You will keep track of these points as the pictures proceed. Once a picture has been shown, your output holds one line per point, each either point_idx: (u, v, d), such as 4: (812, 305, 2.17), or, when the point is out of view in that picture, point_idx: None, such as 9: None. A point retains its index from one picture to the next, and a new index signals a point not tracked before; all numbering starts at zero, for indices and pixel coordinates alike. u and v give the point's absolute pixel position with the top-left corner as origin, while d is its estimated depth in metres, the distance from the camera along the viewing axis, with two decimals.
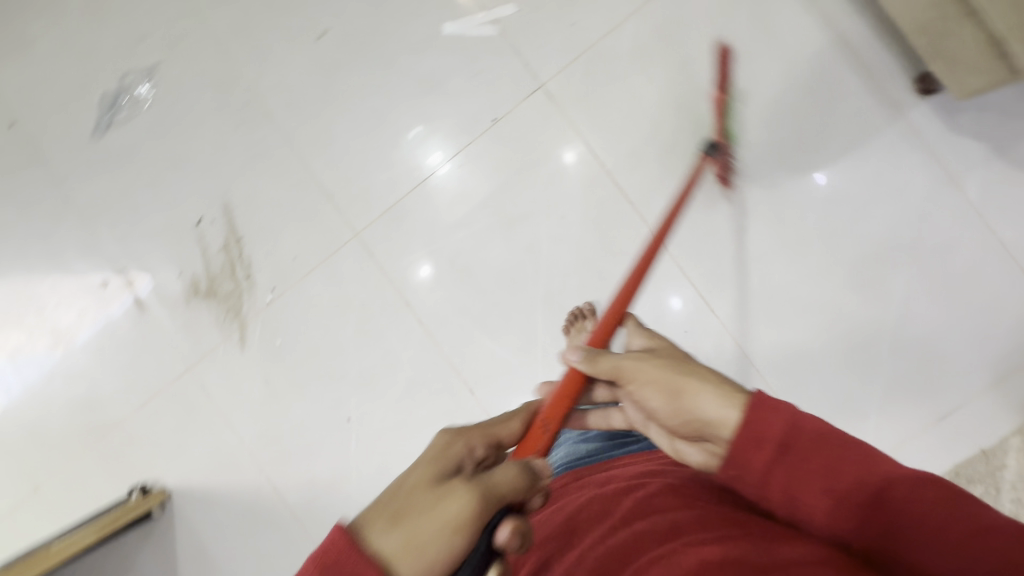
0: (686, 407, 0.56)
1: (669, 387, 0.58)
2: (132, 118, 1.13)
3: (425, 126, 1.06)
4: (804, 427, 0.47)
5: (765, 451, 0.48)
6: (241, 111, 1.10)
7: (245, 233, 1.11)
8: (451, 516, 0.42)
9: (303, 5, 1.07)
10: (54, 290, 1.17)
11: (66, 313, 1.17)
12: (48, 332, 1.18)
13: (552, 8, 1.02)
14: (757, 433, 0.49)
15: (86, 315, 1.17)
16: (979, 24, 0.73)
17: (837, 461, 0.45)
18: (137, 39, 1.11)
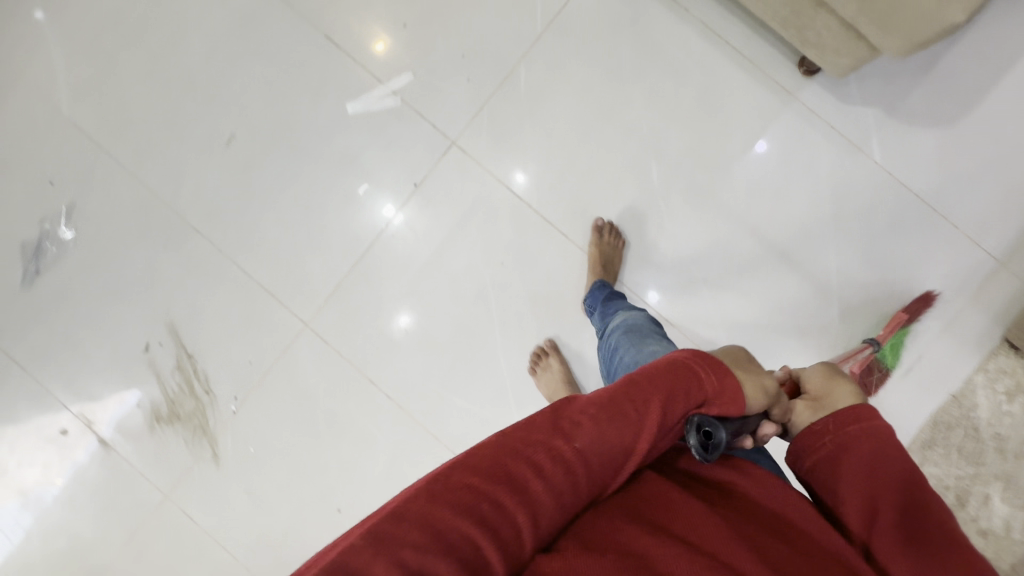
0: (828, 384, 0.64)
1: (820, 376, 0.65)
2: (59, 261, 1.12)
3: (369, 182, 1.06)
4: (889, 440, 0.56)
5: (863, 438, 0.56)
6: (167, 231, 1.10)
7: (196, 348, 1.10)
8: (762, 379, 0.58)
9: (205, 116, 1.08)
10: (14, 450, 1.14)
11: (31, 470, 1.14)
12: (15, 494, 1.14)
13: (444, 68, 1.04)
14: (860, 420, 0.58)
15: (53, 469, 1.14)
16: (831, 12, 0.78)
17: (901, 472, 0.54)
18: (48, 184, 1.11)
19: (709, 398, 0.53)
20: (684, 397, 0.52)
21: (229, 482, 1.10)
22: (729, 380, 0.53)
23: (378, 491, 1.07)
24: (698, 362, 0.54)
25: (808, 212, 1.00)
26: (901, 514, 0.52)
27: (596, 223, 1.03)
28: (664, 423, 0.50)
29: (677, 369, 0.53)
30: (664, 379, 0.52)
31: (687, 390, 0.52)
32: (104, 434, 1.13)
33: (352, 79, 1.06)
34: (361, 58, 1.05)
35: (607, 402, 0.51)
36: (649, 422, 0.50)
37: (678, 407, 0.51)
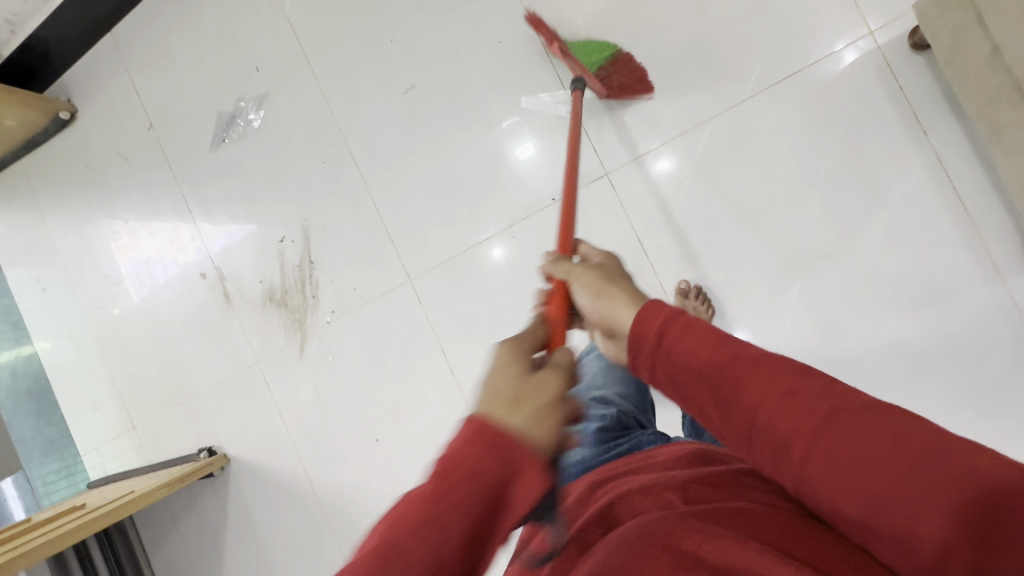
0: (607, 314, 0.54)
1: (596, 288, 0.56)
2: (240, 138, 1.28)
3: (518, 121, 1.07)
4: (695, 336, 0.44)
5: (697, 386, 0.43)
6: (328, 148, 1.20)
7: (316, 257, 1.24)
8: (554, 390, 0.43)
9: (395, 58, 1.13)
10: (157, 252, 1.40)
11: (162, 268, 1.40)
12: (155, 295, 1.42)
13: (629, 98, 1.00)
14: (664, 334, 0.46)
15: (175, 268, 1.39)
16: None
17: (751, 388, 0.40)
18: (253, 69, 1.24)
19: (510, 481, 0.39)
20: (472, 503, 0.38)
21: (304, 373, 1.28)
22: (512, 456, 0.39)
23: (412, 442, 1.19)
24: (472, 449, 0.39)
25: (948, 403, 0.87)
26: (798, 458, 0.38)
27: (679, 285, 0.97)
28: (449, 542, 0.37)
29: (446, 492, 0.38)
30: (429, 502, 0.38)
31: (473, 481, 0.38)
32: (227, 290, 1.33)
33: (538, 75, 1.05)
34: (555, 57, 1.04)
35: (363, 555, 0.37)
36: (426, 552, 0.36)
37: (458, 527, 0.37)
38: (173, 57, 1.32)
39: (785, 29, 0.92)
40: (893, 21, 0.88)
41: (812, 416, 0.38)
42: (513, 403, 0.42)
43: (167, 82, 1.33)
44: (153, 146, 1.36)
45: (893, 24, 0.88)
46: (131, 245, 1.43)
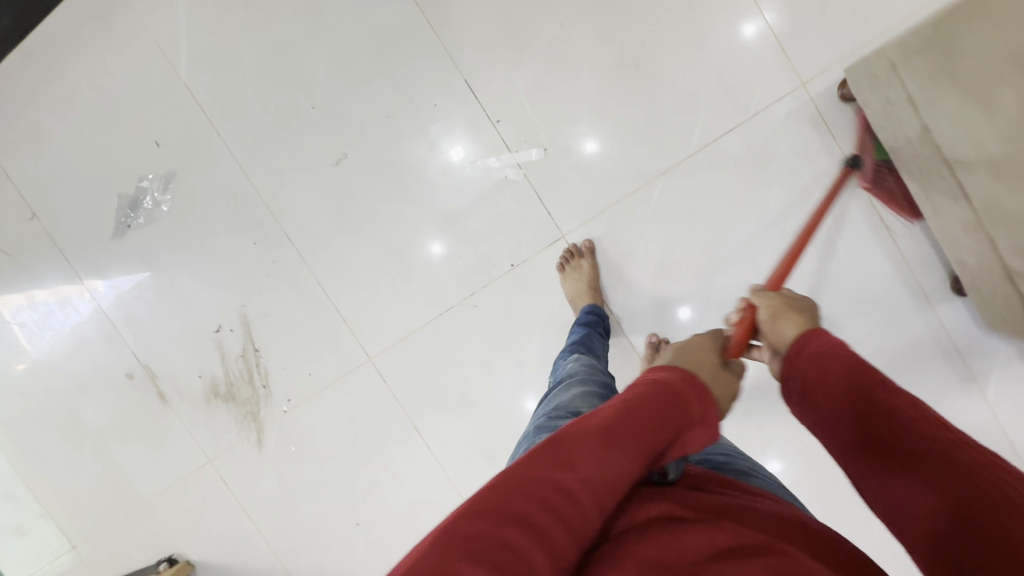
0: (778, 334, 0.62)
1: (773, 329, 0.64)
2: (149, 223, 1.13)
3: (462, 179, 1.01)
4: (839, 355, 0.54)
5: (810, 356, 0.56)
6: (257, 228, 1.09)
7: (262, 345, 1.14)
8: (731, 388, 0.56)
9: (320, 127, 1.03)
10: (63, 347, 1.23)
11: (70, 364, 1.23)
12: (71, 398, 1.25)
13: (578, 158, 0.98)
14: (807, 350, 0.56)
15: (89, 366, 1.22)
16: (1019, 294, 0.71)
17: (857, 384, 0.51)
18: (152, 145, 1.09)
19: (694, 425, 0.48)
20: (671, 419, 0.46)
21: (267, 468, 1.19)
22: (710, 403, 0.50)
23: (395, 521, 1.15)
24: (688, 388, 0.49)
25: None
26: (850, 419, 0.50)
27: (649, 339, 0.99)
28: (658, 441, 0.45)
29: (666, 398, 0.48)
30: (649, 402, 0.47)
31: (675, 414, 0.47)
32: (162, 389, 1.20)
33: (481, 139, 0.99)
34: (496, 118, 0.99)
35: (604, 425, 0.45)
36: (645, 448, 0.44)
37: (664, 435, 0.46)
38: (48, 135, 1.13)
39: (722, 83, 0.93)
40: (820, 73, 0.91)
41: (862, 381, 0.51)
42: (715, 371, 0.56)
43: (46, 165, 1.15)
44: (39, 237, 1.18)
45: (821, 76, 0.91)
46: (28, 345, 1.24)
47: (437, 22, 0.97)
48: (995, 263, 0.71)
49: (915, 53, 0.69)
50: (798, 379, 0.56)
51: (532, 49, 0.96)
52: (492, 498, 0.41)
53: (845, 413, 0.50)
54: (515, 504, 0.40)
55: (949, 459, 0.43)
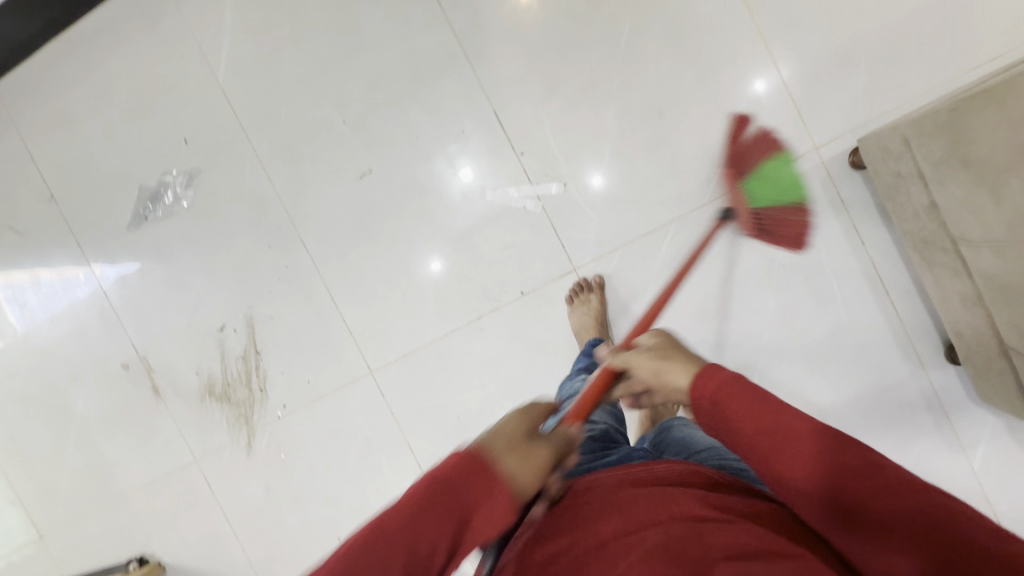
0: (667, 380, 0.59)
1: (652, 372, 0.61)
2: (166, 217, 1.14)
3: (481, 205, 1.04)
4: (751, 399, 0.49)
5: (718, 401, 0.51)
6: (274, 232, 1.11)
7: (264, 348, 1.14)
8: (549, 449, 0.53)
9: (349, 142, 1.06)
10: (60, 331, 1.22)
11: (66, 349, 1.22)
12: (62, 383, 1.23)
13: (596, 197, 1.01)
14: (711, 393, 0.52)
15: (84, 352, 1.21)
16: (1012, 370, 0.74)
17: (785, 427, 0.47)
18: (180, 142, 1.11)
19: (474, 513, 0.46)
20: (441, 517, 0.45)
21: (253, 473, 1.17)
22: (490, 488, 0.47)
23: None
24: (455, 476, 0.47)
25: None
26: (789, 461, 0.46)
27: None
28: (429, 546, 0.44)
29: (426, 505, 0.45)
30: (410, 512, 0.45)
31: (446, 512, 0.45)
32: (156, 383, 1.19)
33: (504, 168, 1.03)
34: (520, 150, 1.02)
35: (361, 540, 0.44)
36: (417, 555, 0.43)
37: (429, 535, 0.44)
38: (77, 122, 1.15)
39: (742, 139, 0.97)
40: (834, 139, 0.94)
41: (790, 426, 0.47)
42: (511, 447, 0.51)
43: (71, 151, 1.16)
44: (54, 220, 1.18)
45: (835, 142, 0.94)
46: (25, 325, 1.23)
47: (473, 55, 1.01)
48: (991, 337, 0.75)
49: (928, 134, 0.73)
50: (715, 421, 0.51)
51: (562, 89, 1.00)
52: None
53: (780, 456, 0.47)
54: None
55: (913, 519, 0.41)
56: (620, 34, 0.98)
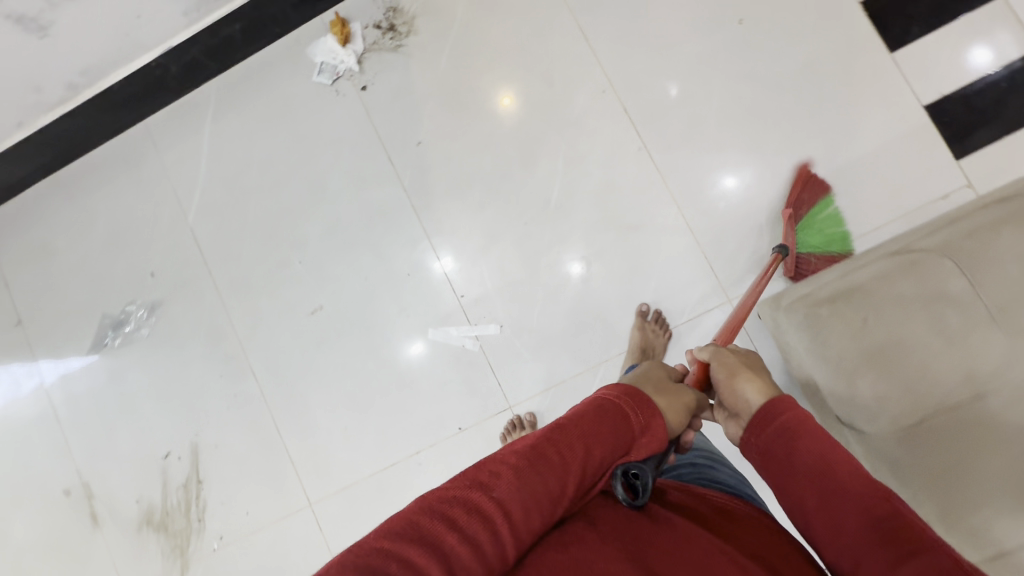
0: (734, 392, 0.65)
1: (730, 371, 0.67)
2: (125, 344, 1.19)
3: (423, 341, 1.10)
4: (805, 431, 0.53)
5: (768, 430, 0.55)
6: (226, 361, 1.15)
7: (206, 476, 1.15)
8: (681, 401, 0.65)
9: (303, 281, 1.14)
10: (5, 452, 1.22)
11: (7, 470, 1.22)
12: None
13: (531, 338, 1.07)
14: (768, 423, 0.56)
15: (26, 473, 1.21)
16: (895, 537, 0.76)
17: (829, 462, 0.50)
18: (147, 275, 1.19)
19: (636, 437, 0.56)
20: (607, 438, 0.54)
21: None
22: (656, 419, 0.58)
23: None
24: (623, 401, 0.57)
25: None
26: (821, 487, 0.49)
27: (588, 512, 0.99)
28: (586, 467, 0.52)
29: (605, 412, 0.55)
30: (589, 422, 0.54)
31: (611, 430, 0.54)
32: (96, 509, 1.18)
33: (444, 310, 1.09)
34: (461, 293, 1.09)
35: (527, 450, 0.52)
36: (570, 463, 0.51)
37: (600, 451, 0.53)
38: (52, 253, 1.23)
39: (664, 288, 1.05)
40: (744, 292, 1.02)
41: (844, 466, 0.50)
42: (658, 390, 0.65)
43: (43, 279, 1.23)
44: (17, 343, 1.23)
45: (744, 294, 1.02)
46: None
47: (420, 207, 1.11)
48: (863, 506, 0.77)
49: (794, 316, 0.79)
50: (758, 439, 0.56)
51: (500, 239, 1.09)
52: (401, 525, 0.45)
53: (806, 477, 0.51)
54: (427, 530, 0.45)
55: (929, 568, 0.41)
56: (552, 192, 1.08)
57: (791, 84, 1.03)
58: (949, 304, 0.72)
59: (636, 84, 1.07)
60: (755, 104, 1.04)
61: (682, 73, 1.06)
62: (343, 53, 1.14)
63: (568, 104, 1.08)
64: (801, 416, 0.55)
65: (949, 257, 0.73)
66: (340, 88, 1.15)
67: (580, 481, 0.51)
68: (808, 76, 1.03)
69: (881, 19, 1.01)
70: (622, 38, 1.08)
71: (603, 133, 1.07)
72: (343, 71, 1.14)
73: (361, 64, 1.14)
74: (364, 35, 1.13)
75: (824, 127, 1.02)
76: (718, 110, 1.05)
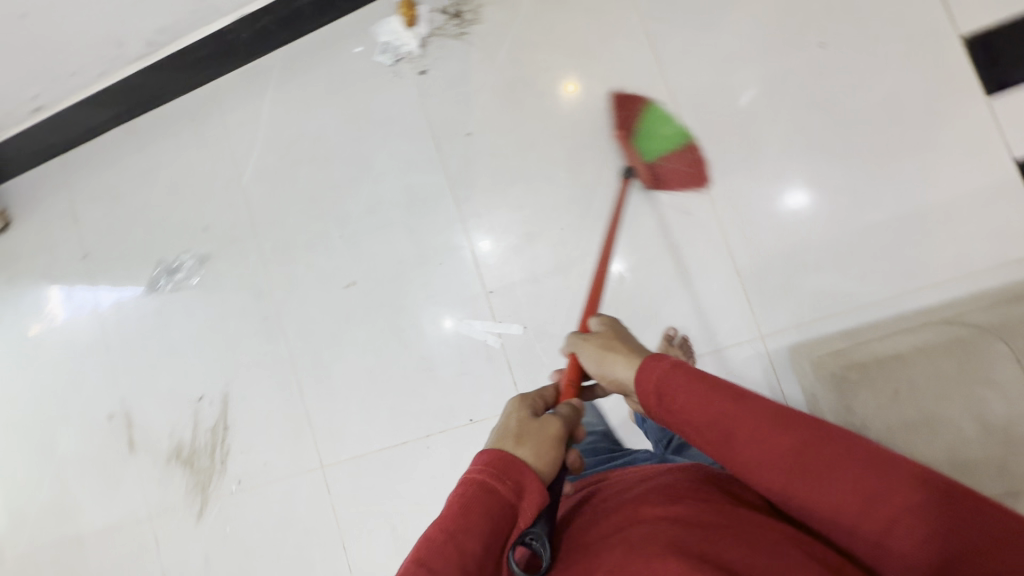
0: (609, 373, 0.67)
1: (598, 360, 0.69)
2: (174, 291, 1.27)
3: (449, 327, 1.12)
4: (672, 385, 0.55)
5: (652, 399, 0.57)
6: (262, 321, 1.21)
7: (232, 424, 1.22)
8: (549, 431, 0.57)
9: (341, 255, 1.18)
10: (63, 372, 1.34)
11: (63, 388, 1.34)
12: (53, 420, 1.34)
13: (552, 343, 1.07)
14: (651, 394, 0.57)
15: (79, 394, 1.33)
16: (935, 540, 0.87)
17: (715, 410, 0.52)
18: (200, 229, 1.26)
19: (513, 507, 0.50)
20: (483, 524, 0.48)
21: (197, 541, 1.23)
22: (525, 477, 0.52)
23: None
24: (485, 479, 0.51)
25: None
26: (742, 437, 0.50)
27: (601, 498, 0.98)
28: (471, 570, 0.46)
29: (471, 498, 0.50)
30: (457, 518, 0.48)
31: (483, 514, 0.49)
32: (133, 437, 1.28)
33: (471, 303, 1.11)
34: (489, 289, 1.10)
35: None
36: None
37: (476, 544, 0.47)
38: (120, 196, 1.32)
39: (695, 314, 1.02)
40: (780, 333, 0.97)
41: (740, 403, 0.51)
42: (513, 436, 0.56)
43: (110, 219, 1.33)
44: (82, 275, 1.34)
45: (779, 335, 0.97)
46: (37, 361, 1.37)
47: (461, 198, 1.12)
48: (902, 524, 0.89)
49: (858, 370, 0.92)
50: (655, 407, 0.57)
51: (536, 241, 1.09)
52: None
53: (712, 427, 0.52)
54: None
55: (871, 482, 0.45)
56: (594, 200, 1.06)
57: (866, 118, 0.97)
58: (988, 374, 0.88)
59: (698, 100, 1.03)
60: (822, 136, 0.98)
61: (749, 94, 1.01)
62: (406, 36, 1.14)
63: (623, 112, 1.06)
64: (664, 371, 0.56)
65: (1000, 339, 0.88)
66: (399, 70, 1.16)
67: None
68: (886, 112, 0.96)
69: (980, 59, 0.93)
70: (689, 50, 1.04)
71: (655, 145, 1.04)
72: (404, 54, 1.15)
73: (423, 49, 1.14)
74: (429, 19, 1.14)
75: (894, 170, 0.95)
76: (781, 136, 0.99)
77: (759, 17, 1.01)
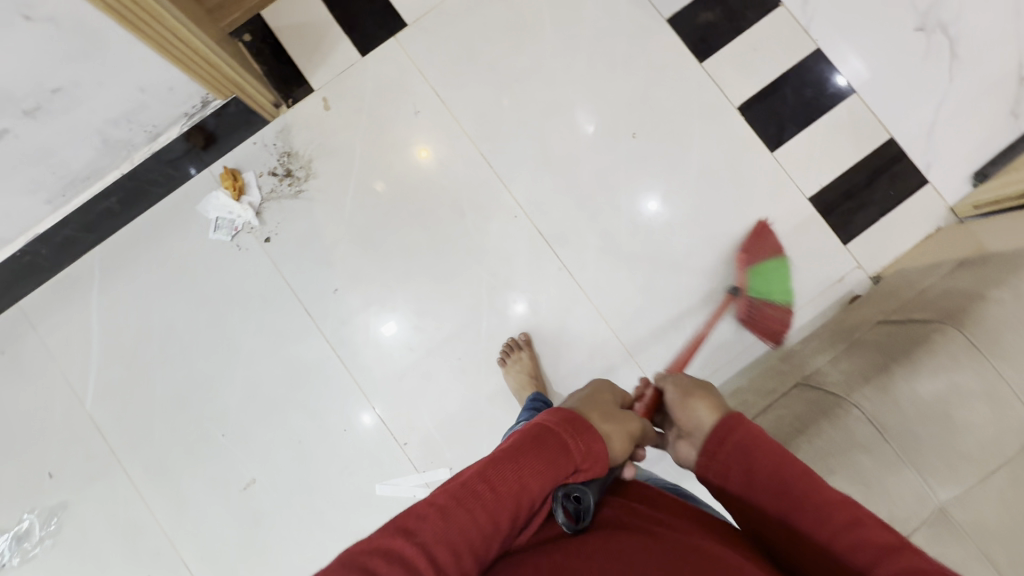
0: (689, 407, 0.66)
1: (685, 391, 0.69)
2: (26, 563, 1.04)
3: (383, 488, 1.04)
4: (758, 448, 0.57)
5: (726, 446, 0.59)
6: (154, 559, 1.04)
7: None
8: (627, 432, 0.61)
9: (230, 457, 1.06)
10: None
11: None
12: None
13: None
14: (724, 442, 0.59)
15: None
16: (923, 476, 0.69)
17: (780, 472, 0.55)
18: (44, 480, 1.06)
19: (576, 468, 0.52)
20: (546, 468, 0.50)
21: None
22: (596, 448, 0.53)
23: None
24: (562, 430, 0.53)
25: None
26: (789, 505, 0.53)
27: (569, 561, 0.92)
28: (517, 495, 0.49)
29: (540, 440, 0.51)
30: (524, 442, 0.51)
31: (547, 459, 0.51)
32: None
33: (390, 462, 1.05)
34: (404, 441, 1.05)
35: (458, 489, 0.49)
36: (502, 492, 0.49)
37: (532, 479, 0.49)
38: None
39: None
40: None
41: (804, 475, 0.54)
42: (600, 414, 0.60)
43: None
44: None
45: None
46: None
47: (347, 357, 1.07)
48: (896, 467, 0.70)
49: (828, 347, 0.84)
50: (723, 454, 0.58)
51: (437, 378, 1.06)
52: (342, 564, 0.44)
53: (769, 483, 0.55)
54: None
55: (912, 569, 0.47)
56: (480, 322, 1.07)
57: (689, 189, 1.08)
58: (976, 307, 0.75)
59: (546, 206, 1.09)
60: (658, 213, 1.08)
61: (587, 190, 1.09)
62: (238, 207, 1.08)
63: (482, 234, 1.08)
64: (754, 433, 0.58)
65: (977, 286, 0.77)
66: (240, 242, 1.08)
67: (515, 512, 0.48)
68: (703, 180, 1.08)
69: (757, 122, 1.09)
70: (522, 165, 1.10)
71: (519, 257, 1.08)
72: (241, 225, 1.08)
73: (261, 217, 1.08)
74: (259, 184, 1.08)
75: (724, 228, 1.08)
76: (627, 223, 1.08)
77: (574, 124, 1.10)
